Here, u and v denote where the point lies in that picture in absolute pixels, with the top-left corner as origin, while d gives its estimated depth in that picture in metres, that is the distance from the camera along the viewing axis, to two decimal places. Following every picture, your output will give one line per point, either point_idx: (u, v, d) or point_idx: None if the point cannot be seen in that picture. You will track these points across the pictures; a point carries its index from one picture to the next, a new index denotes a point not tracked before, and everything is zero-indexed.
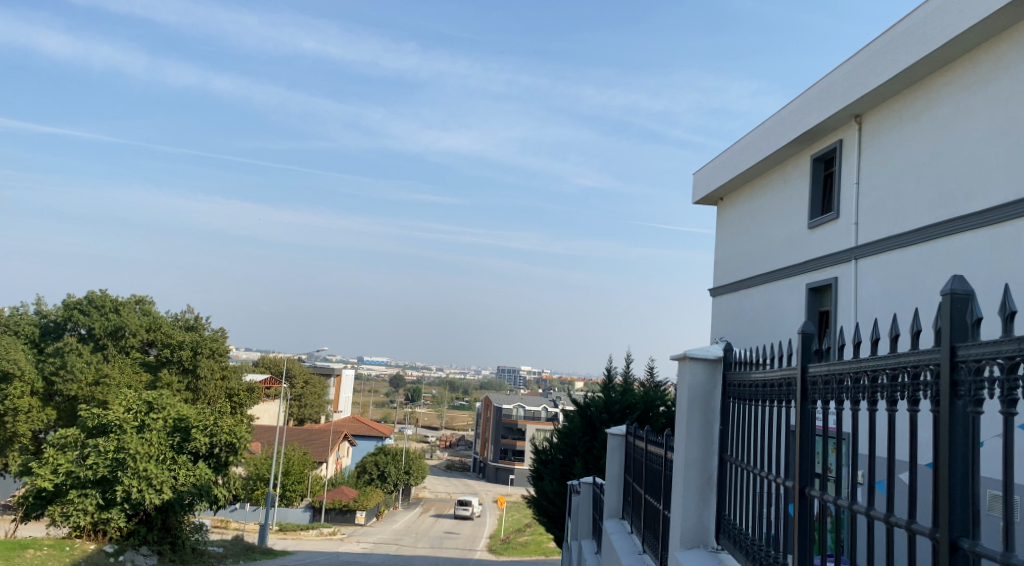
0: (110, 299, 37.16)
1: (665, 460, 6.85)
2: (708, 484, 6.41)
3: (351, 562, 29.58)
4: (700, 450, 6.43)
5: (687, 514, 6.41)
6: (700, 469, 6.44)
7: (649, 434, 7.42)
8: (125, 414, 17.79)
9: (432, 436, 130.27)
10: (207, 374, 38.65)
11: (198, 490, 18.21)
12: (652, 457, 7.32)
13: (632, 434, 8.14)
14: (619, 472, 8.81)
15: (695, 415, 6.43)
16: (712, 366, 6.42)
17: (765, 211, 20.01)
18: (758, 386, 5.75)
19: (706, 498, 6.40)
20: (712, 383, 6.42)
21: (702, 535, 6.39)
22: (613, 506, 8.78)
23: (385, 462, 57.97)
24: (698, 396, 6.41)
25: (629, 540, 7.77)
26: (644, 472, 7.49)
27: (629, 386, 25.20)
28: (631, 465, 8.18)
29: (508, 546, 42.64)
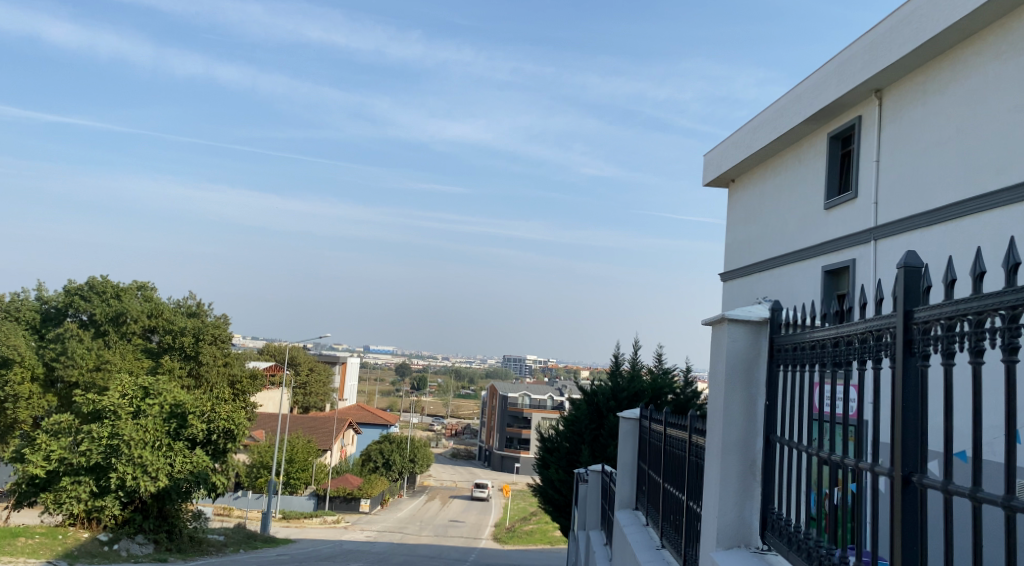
0: (111, 285, 37.00)
1: (696, 444, 6.11)
2: (753, 468, 5.59)
3: (355, 550, 29.19)
4: (743, 429, 5.59)
5: (728, 506, 5.58)
6: (742, 451, 5.61)
7: (672, 418, 6.79)
8: (120, 399, 17.30)
9: (438, 424, 130.17)
10: (210, 361, 37.91)
11: (195, 477, 17.79)
12: (677, 440, 6.63)
13: (649, 418, 7.54)
14: (633, 459, 8.24)
15: (736, 386, 5.62)
16: (756, 328, 5.60)
17: (778, 193, 19.44)
18: (824, 346, 4.87)
19: (750, 486, 5.59)
20: (757, 347, 5.61)
21: (747, 530, 5.57)
22: (627, 497, 8.26)
23: (390, 450, 57.66)
24: (741, 362, 5.61)
25: (645, 534, 7.25)
26: (664, 458, 6.94)
27: (636, 373, 24.73)
28: (647, 451, 7.62)
29: (513, 535, 42.25)
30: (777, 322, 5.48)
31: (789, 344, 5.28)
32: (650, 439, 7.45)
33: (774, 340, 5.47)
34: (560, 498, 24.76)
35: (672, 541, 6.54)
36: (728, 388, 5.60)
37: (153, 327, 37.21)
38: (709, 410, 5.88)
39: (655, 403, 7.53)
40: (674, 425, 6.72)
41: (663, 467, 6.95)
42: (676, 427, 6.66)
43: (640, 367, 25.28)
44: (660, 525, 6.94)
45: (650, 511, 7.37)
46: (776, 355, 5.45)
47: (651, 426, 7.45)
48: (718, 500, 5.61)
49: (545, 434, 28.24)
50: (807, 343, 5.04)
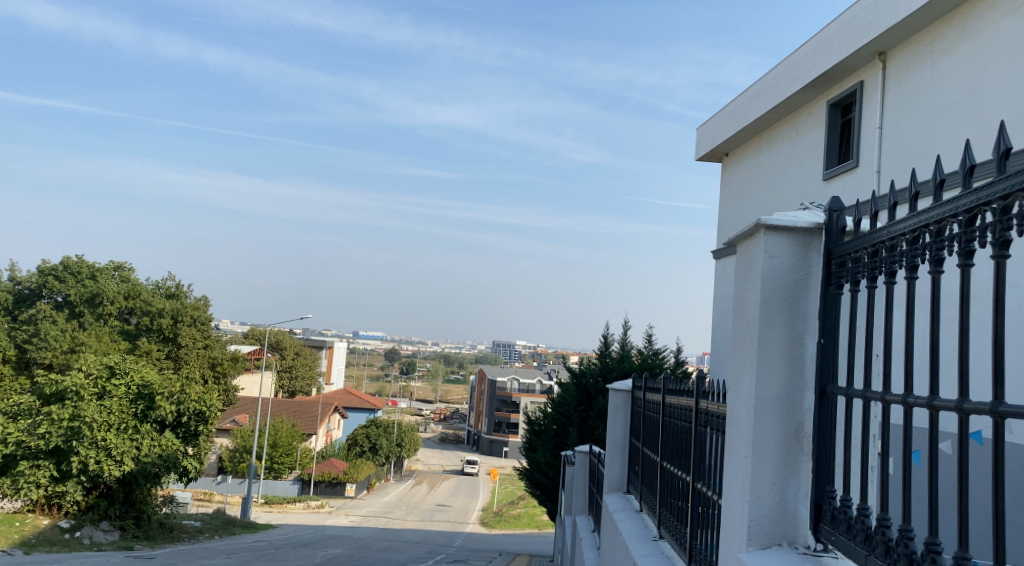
0: (87, 265, 36.08)
1: (719, 411, 4.91)
2: (800, 436, 4.24)
3: (337, 536, 28.40)
4: (784, 381, 4.26)
5: (765, 487, 4.24)
6: (786, 410, 4.26)
7: (672, 388, 5.99)
8: (84, 380, 16.41)
9: (427, 409, 129.37)
10: (189, 344, 36.92)
11: (164, 462, 16.97)
12: (682, 412, 5.69)
13: (645, 391, 6.73)
14: (626, 438, 7.43)
15: (775, 320, 4.28)
16: (804, 242, 4.31)
17: (774, 166, 18.67)
18: (930, 242, 3.48)
19: (797, 461, 4.24)
20: (804, 268, 4.30)
21: (794, 522, 4.23)
22: (618, 480, 7.47)
23: (377, 434, 56.53)
24: (784, 287, 4.28)
25: (638, 521, 6.47)
26: (662, 432, 6.17)
27: (626, 353, 24.13)
28: (641, 427, 6.83)
29: (501, 519, 41.51)
30: (835, 231, 4.18)
31: (852, 253, 3.99)
32: (646, 415, 6.64)
33: (831, 251, 4.17)
34: (547, 482, 24.09)
35: (673, 532, 5.71)
36: (764, 321, 4.27)
37: (130, 308, 36.53)
38: (737, 357, 4.57)
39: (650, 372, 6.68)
40: (676, 396, 5.86)
41: (663, 443, 6.12)
42: (679, 397, 5.79)
43: (629, 346, 24.57)
44: (659, 512, 6.09)
45: (647, 499, 6.53)
46: (833, 274, 4.15)
47: (646, 399, 6.68)
48: (750, 478, 4.26)
49: (531, 418, 27.57)
50: (882, 244, 3.77)
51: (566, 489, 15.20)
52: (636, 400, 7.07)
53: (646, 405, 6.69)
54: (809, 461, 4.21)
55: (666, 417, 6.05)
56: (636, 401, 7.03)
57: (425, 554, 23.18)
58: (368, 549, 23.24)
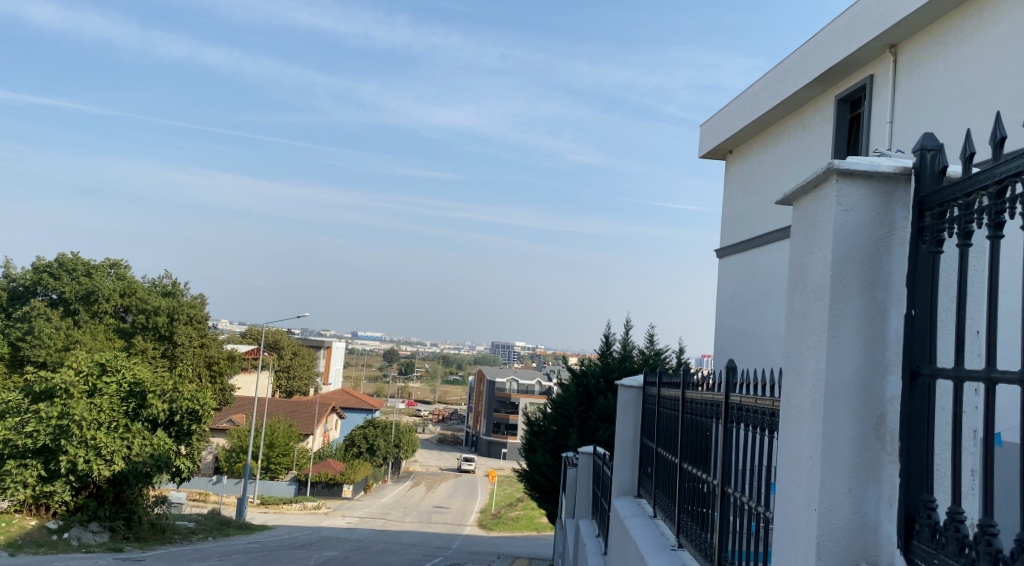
0: (81, 263, 35.69)
1: (759, 404, 4.47)
2: (882, 432, 3.67)
3: (333, 538, 28.01)
4: (862, 362, 3.69)
5: (840, 494, 3.66)
6: (866, 399, 3.69)
7: (695, 383, 5.62)
8: (73, 377, 16.01)
9: (425, 410, 128.98)
10: (185, 342, 36.40)
11: (155, 462, 16.53)
12: (706, 408, 5.30)
13: (660, 388, 6.37)
14: (636, 438, 7.06)
15: (851, 286, 3.72)
16: (884, 194, 3.73)
17: (780, 163, 18.27)
18: None
19: (878, 462, 3.67)
20: (885, 226, 3.72)
21: (875, 536, 3.65)
22: (629, 483, 7.10)
23: (374, 435, 56.11)
24: (862, 253, 3.72)
25: (651, 529, 6.08)
26: (680, 431, 5.79)
27: (627, 353, 23.80)
28: (655, 426, 6.45)
29: (499, 521, 41.14)
30: (930, 178, 3.61)
31: (954, 201, 3.42)
32: (661, 413, 6.28)
33: (921, 199, 3.61)
34: (548, 484, 23.70)
35: (695, 541, 5.29)
36: (837, 294, 3.71)
37: (125, 305, 36.19)
38: (799, 338, 4.00)
39: (666, 369, 6.33)
40: (699, 391, 5.48)
41: (682, 442, 5.74)
42: (703, 392, 5.40)
43: (631, 346, 24.19)
44: (678, 518, 5.69)
45: (663, 504, 6.13)
46: (926, 230, 3.59)
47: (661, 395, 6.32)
48: (820, 481, 3.68)
49: (531, 418, 27.21)
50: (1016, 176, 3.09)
51: (567, 491, 14.82)
52: (649, 398, 6.71)
53: (661, 402, 6.33)
54: (893, 463, 3.64)
55: (686, 414, 5.67)
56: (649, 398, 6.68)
57: (422, 556, 22.76)
58: (364, 551, 22.83)
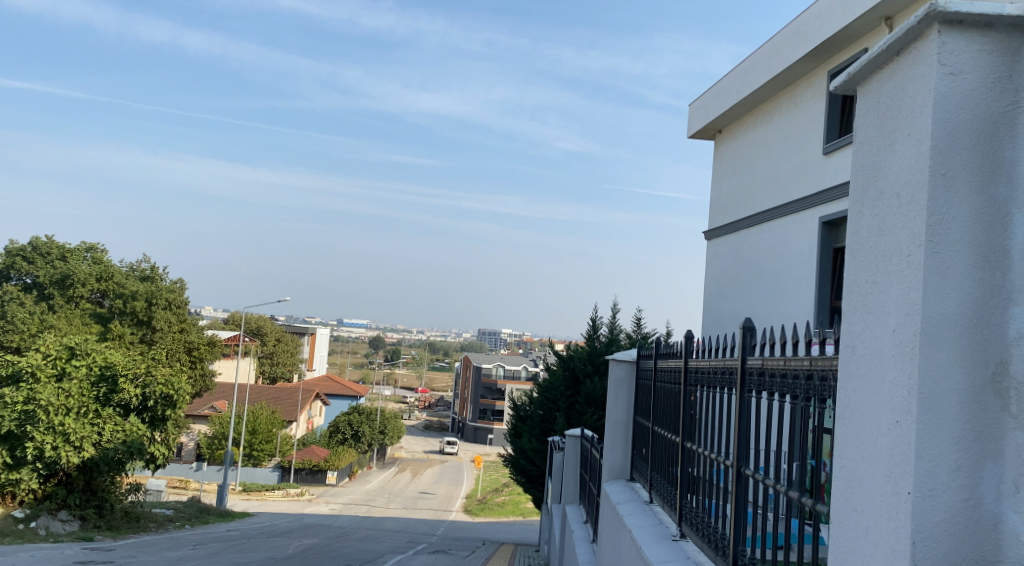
0: (56, 246, 36.96)
1: (787, 368, 3.74)
2: (1003, 386, 2.41)
3: (316, 525, 27.48)
4: (977, 283, 2.41)
5: (943, 474, 2.37)
6: (985, 337, 2.40)
7: (700, 354, 5.10)
8: (41, 360, 15.48)
9: (411, 396, 128.71)
10: (164, 328, 35.54)
11: (128, 449, 15.95)
12: (713, 378, 4.78)
13: (660, 363, 5.88)
14: (629, 417, 6.59)
15: (961, 176, 2.44)
16: (1000, 47, 2.47)
17: (771, 140, 17.68)
18: None
19: (998, 428, 2.40)
20: (1005, 92, 2.47)
21: (996, 534, 2.38)
22: (623, 466, 6.63)
23: (359, 421, 55.59)
24: (973, 130, 2.45)
25: (647, 517, 5.60)
26: (682, 405, 5.31)
27: (614, 337, 23.34)
28: (653, 405, 5.96)
29: (484, 507, 40.78)
30: None
31: None
32: (662, 390, 5.76)
33: None
34: (535, 469, 23.29)
35: (702, 531, 4.78)
36: (938, 182, 2.45)
37: (101, 290, 35.68)
38: (865, 263, 2.73)
39: (666, 342, 5.83)
40: (707, 362, 4.94)
41: (686, 417, 5.22)
42: (710, 362, 4.86)
43: (618, 331, 23.67)
44: (681, 506, 5.17)
45: (663, 490, 5.63)
46: None
47: (661, 371, 5.83)
48: (913, 457, 2.38)
49: (517, 403, 26.80)
50: None
51: (553, 474, 14.34)
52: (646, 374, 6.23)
53: (661, 381, 5.81)
54: (1020, 429, 2.37)
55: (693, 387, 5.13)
56: (646, 375, 6.19)
57: (405, 543, 22.20)
58: (346, 539, 22.25)
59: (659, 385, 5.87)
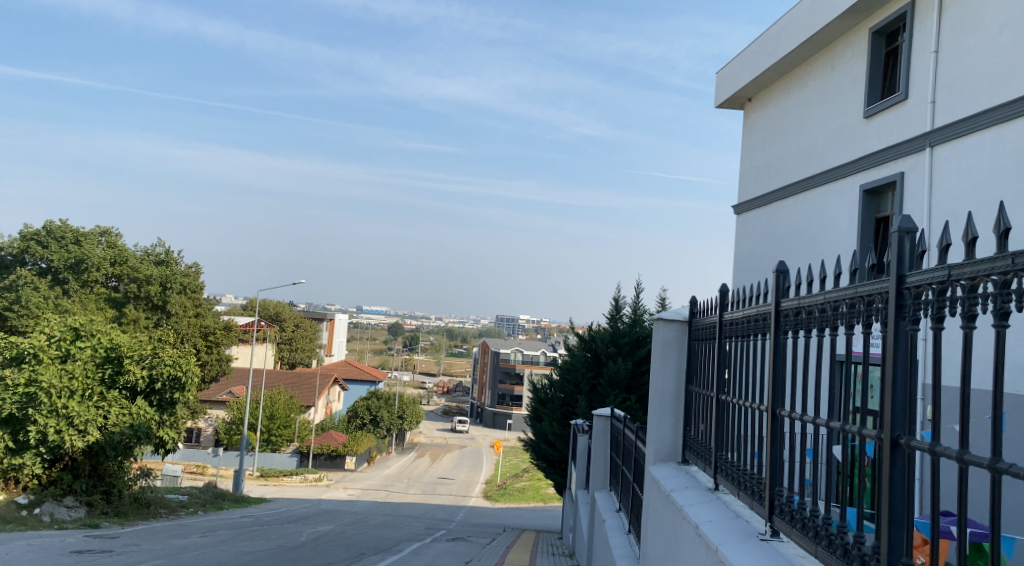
0: (70, 230, 36.11)
1: (979, 271, 3.31)
2: None
3: (334, 511, 26.93)
4: None
5: None
6: None
7: (795, 296, 4.38)
8: (44, 342, 14.94)
9: (430, 382, 128.15)
10: (179, 313, 35.12)
11: (134, 433, 15.39)
12: (829, 316, 4.09)
13: (727, 315, 5.16)
14: (680, 387, 5.89)
15: None
16: None
17: (806, 104, 16.86)
18: None
19: None
20: None
21: None
22: (674, 446, 5.93)
23: (377, 407, 54.93)
24: None
25: (713, 510, 4.84)
26: (775, 362, 4.50)
27: (638, 316, 22.49)
28: (719, 363, 5.23)
29: (504, 492, 40.19)
30: None
31: None
32: (735, 344, 5.02)
33: None
34: (556, 453, 22.66)
35: (816, 532, 4.08)
36: None
37: (116, 274, 35.27)
38: None
39: (739, 293, 5.11)
40: (807, 302, 4.26)
41: (776, 374, 4.50)
42: (817, 298, 4.18)
43: (642, 310, 22.78)
44: (771, 493, 4.46)
45: (733, 472, 4.94)
46: None
47: (731, 325, 5.10)
48: None
49: (536, 385, 26.07)
50: None
51: (578, 457, 13.59)
52: (704, 336, 5.55)
53: (732, 335, 5.07)
54: None
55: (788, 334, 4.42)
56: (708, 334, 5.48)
57: (424, 529, 21.54)
58: (362, 525, 21.60)
59: (727, 341, 5.16)
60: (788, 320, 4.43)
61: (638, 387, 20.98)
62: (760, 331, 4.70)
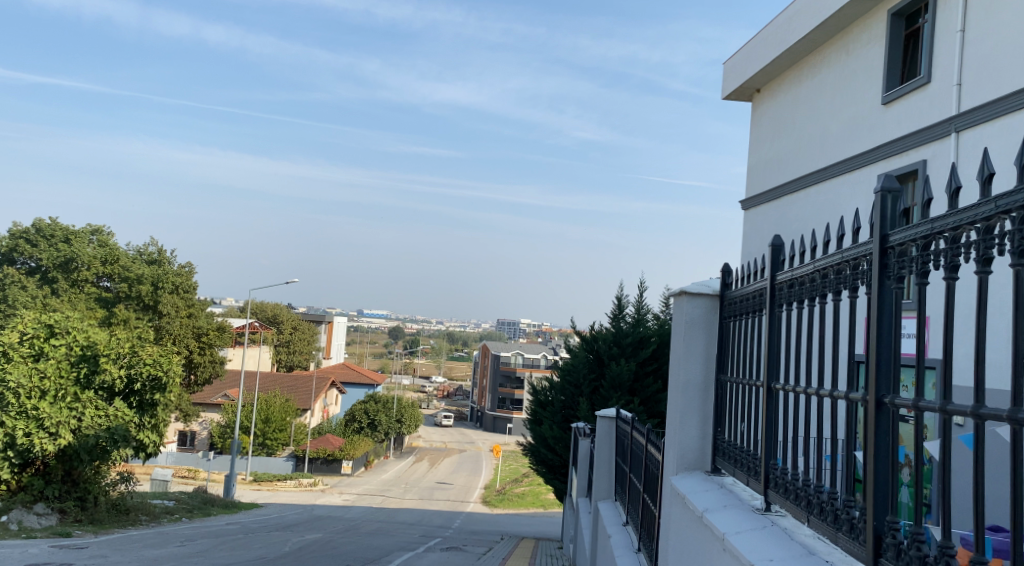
0: (59, 228, 35.46)
1: None
2: None
3: (327, 517, 26.04)
4: None
5: None
6: None
7: (914, 223, 3.42)
8: (14, 339, 14.16)
9: (430, 386, 127.08)
10: (171, 313, 34.01)
11: (110, 437, 14.60)
12: (985, 244, 3.11)
13: (784, 274, 4.23)
14: (709, 377, 5.09)
15: None
16: None
17: (820, 91, 16.03)
18: None
19: None
20: None
21: None
22: (700, 453, 5.08)
23: (375, 410, 54.01)
24: None
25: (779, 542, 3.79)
26: (893, 310, 3.51)
27: (641, 316, 21.58)
28: (776, 336, 4.29)
29: (504, 498, 39.35)
30: None
31: None
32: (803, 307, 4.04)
33: None
34: (555, 458, 21.90)
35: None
36: None
37: (107, 273, 34.30)
38: None
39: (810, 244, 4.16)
40: (939, 226, 3.26)
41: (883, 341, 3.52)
42: (965, 216, 3.17)
43: (646, 310, 21.79)
44: (876, 524, 3.45)
45: (799, 490, 3.99)
46: None
47: (794, 285, 4.15)
48: None
49: (535, 387, 25.31)
50: None
51: (580, 463, 12.75)
52: (748, 308, 4.63)
53: (800, 293, 4.09)
54: None
55: (898, 282, 3.47)
56: (751, 306, 4.59)
57: (419, 538, 20.73)
58: (354, 532, 20.75)
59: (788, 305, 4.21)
60: (901, 262, 3.47)
61: (642, 389, 20.12)
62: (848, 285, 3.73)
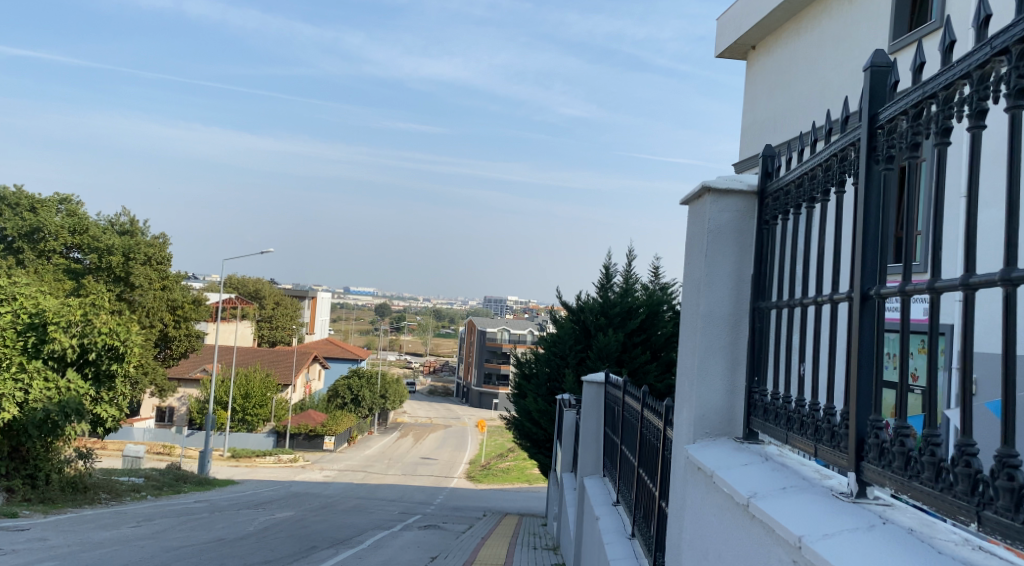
0: (25, 197, 33.56)
1: None
2: None
3: (304, 494, 25.09)
4: None
5: None
6: None
7: None
8: None
9: (416, 362, 126.52)
10: (143, 284, 33.01)
11: (60, 411, 13.59)
12: None
13: (882, 113, 3.01)
14: (740, 307, 3.94)
15: None
16: None
17: (819, 45, 15.08)
18: None
19: None
20: None
21: None
22: (729, 413, 3.92)
23: (359, 385, 53.09)
24: None
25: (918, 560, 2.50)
26: None
27: (630, 285, 20.58)
28: (875, 213, 3.04)
29: (488, 473, 38.63)
30: None
31: None
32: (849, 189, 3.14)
33: None
34: (540, 432, 21.08)
35: None
36: None
37: (76, 245, 33.36)
38: None
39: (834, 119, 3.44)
40: None
41: None
42: None
43: (634, 280, 20.79)
44: None
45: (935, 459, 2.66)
46: None
47: (847, 156, 3.21)
48: None
49: (522, 359, 24.49)
50: None
51: (564, 436, 11.79)
52: (814, 190, 3.42)
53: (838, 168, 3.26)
54: None
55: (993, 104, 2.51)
56: (817, 186, 3.40)
57: (396, 516, 19.83)
58: (328, 509, 19.84)
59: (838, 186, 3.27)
60: (1018, 71, 2.45)
61: (630, 361, 19.12)
62: (886, 158, 2.98)
